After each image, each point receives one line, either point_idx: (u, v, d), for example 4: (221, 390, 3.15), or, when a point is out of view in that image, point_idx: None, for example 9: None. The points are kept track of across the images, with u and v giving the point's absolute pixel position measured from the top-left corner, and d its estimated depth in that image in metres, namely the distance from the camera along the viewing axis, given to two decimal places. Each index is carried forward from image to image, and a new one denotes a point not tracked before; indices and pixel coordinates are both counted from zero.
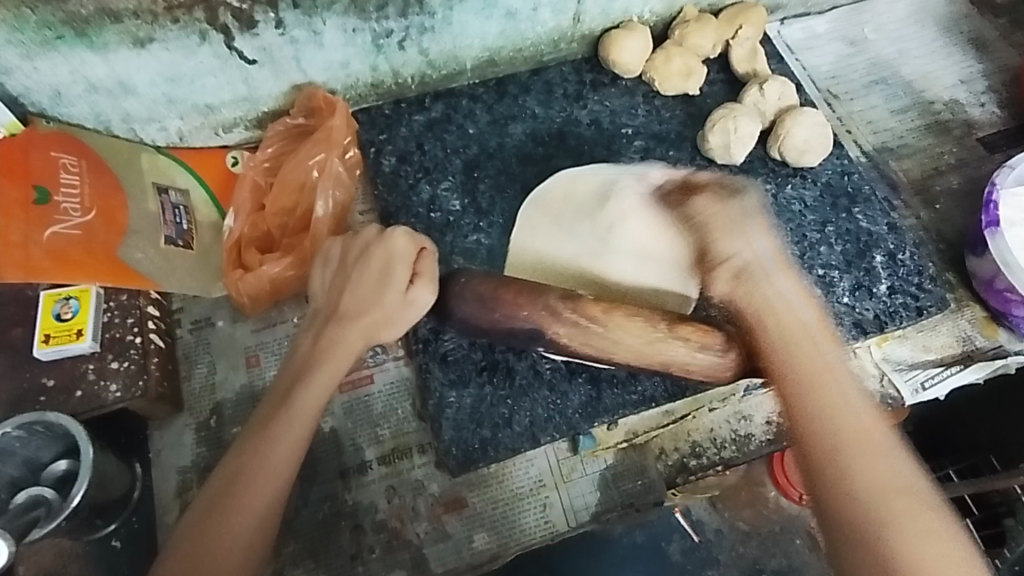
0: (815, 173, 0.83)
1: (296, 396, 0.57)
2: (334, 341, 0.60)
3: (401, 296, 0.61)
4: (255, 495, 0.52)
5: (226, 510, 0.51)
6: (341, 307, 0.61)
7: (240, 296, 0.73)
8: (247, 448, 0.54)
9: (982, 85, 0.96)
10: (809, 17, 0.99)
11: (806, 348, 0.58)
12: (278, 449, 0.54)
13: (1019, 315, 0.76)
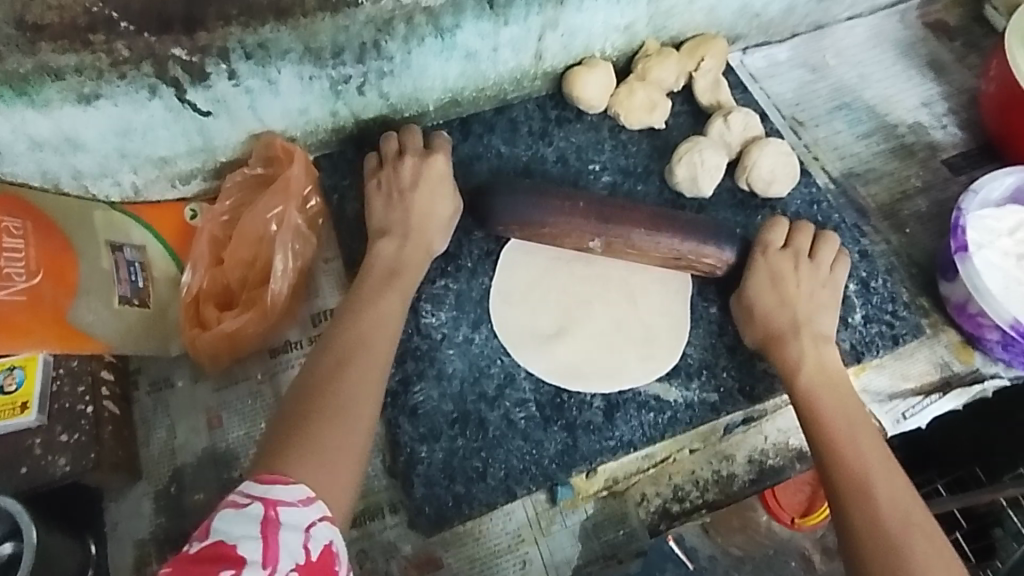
0: (783, 203, 0.82)
1: (370, 325, 0.62)
2: (406, 280, 0.68)
3: (443, 234, 0.72)
4: (351, 398, 0.56)
5: (331, 417, 0.55)
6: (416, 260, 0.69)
7: (198, 354, 0.70)
8: (329, 368, 0.57)
9: (943, 108, 0.97)
10: (770, 45, 1.00)
11: (820, 338, 0.68)
12: (345, 400, 0.56)
13: (993, 339, 0.75)
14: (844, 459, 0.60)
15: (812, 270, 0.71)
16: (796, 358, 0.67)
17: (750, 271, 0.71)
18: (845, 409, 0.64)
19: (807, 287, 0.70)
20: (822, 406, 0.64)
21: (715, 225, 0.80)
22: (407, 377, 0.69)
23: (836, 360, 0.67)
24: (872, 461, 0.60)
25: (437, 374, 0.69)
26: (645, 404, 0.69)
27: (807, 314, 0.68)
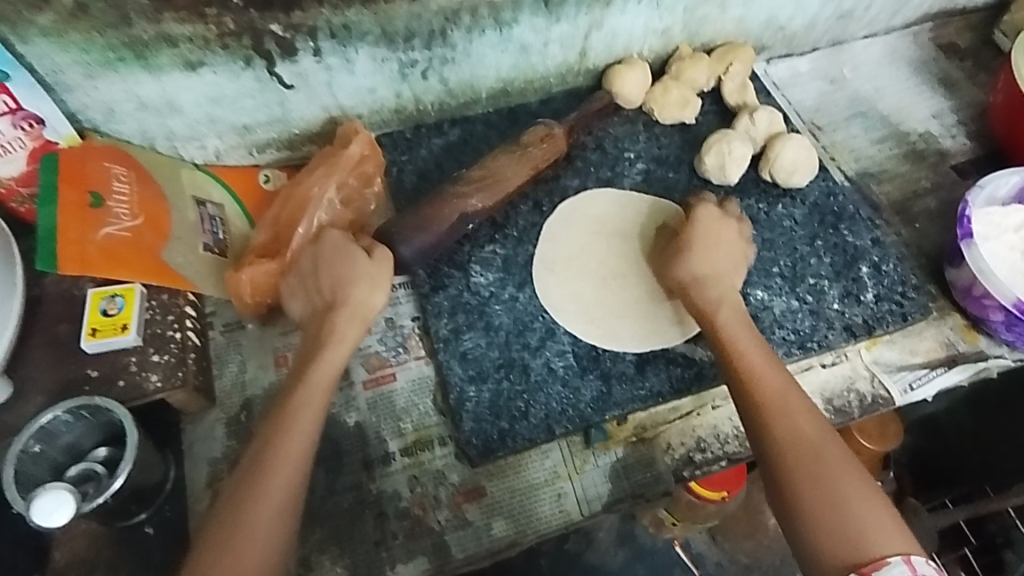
0: (803, 193, 0.90)
1: (294, 417, 0.61)
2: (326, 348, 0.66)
3: (369, 262, 0.71)
4: (272, 488, 0.57)
5: (232, 531, 0.55)
6: (337, 323, 0.68)
7: (243, 296, 0.75)
8: (239, 483, 0.57)
9: (953, 119, 1.05)
10: (791, 57, 1.09)
11: (728, 306, 0.72)
12: (286, 468, 0.58)
13: (997, 320, 0.81)
14: (771, 413, 0.63)
15: (716, 259, 0.75)
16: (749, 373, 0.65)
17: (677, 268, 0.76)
18: (768, 370, 0.66)
19: (711, 258, 0.75)
20: (740, 364, 0.67)
21: (740, 210, 0.88)
22: (458, 327, 0.76)
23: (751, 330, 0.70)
24: (794, 420, 0.62)
25: (486, 326, 0.77)
26: (673, 360, 0.76)
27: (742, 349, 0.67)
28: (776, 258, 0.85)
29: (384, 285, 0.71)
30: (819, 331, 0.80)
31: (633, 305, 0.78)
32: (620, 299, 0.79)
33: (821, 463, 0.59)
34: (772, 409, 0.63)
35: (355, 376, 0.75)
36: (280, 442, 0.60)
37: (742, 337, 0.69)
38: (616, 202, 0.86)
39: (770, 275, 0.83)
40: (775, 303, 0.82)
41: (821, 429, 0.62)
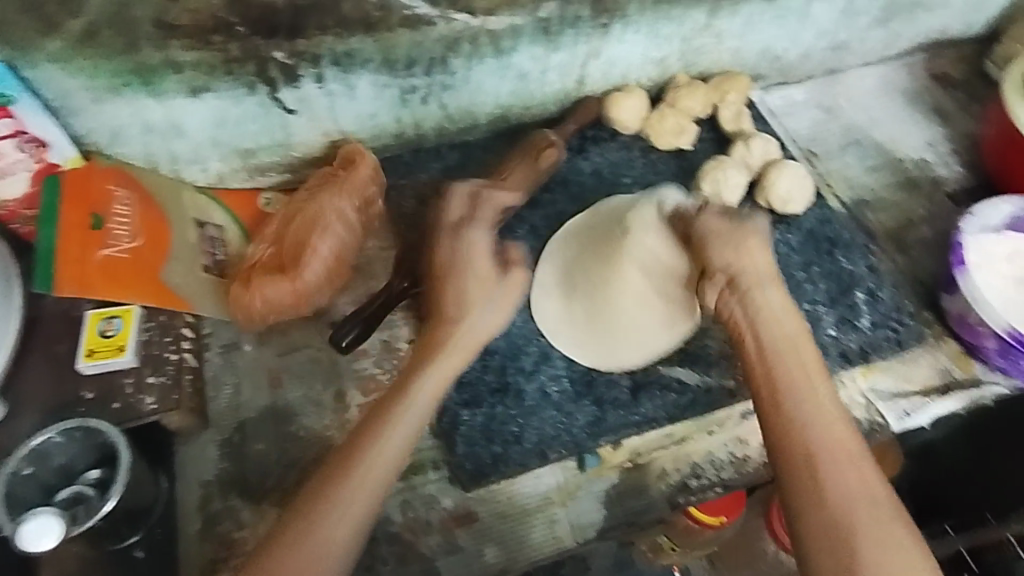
0: (798, 220, 0.91)
1: (374, 437, 0.62)
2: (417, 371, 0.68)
3: (484, 273, 0.74)
4: (351, 506, 0.58)
5: (295, 545, 0.55)
6: (456, 347, 0.71)
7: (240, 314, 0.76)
8: (309, 500, 0.58)
9: (947, 148, 1.07)
10: (788, 86, 1.10)
11: (777, 327, 0.65)
12: (365, 487, 0.59)
13: (990, 347, 0.81)
14: (826, 460, 0.57)
15: (761, 271, 0.68)
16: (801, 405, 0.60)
17: (713, 271, 0.68)
18: (820, 404, 0.60)
19: (754, 265, 0.68)
20: (792, 400, 0.60)
21: None
22: None
23: (807, 358, 0.63)
24: (847, 468, 0.57)
25: (481, 349, 0.77)
26: (667, 386, 0.75)
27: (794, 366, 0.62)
28: None
29: (513, 301, 0.75)
30: None
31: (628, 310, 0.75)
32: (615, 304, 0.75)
33: (872, 507, 0.55)
34: (825, 455, 0.58)
35: (349, 399, 0.75)
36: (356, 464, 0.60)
37: (795, 364, 0.62)
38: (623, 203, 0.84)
39: None
40: None
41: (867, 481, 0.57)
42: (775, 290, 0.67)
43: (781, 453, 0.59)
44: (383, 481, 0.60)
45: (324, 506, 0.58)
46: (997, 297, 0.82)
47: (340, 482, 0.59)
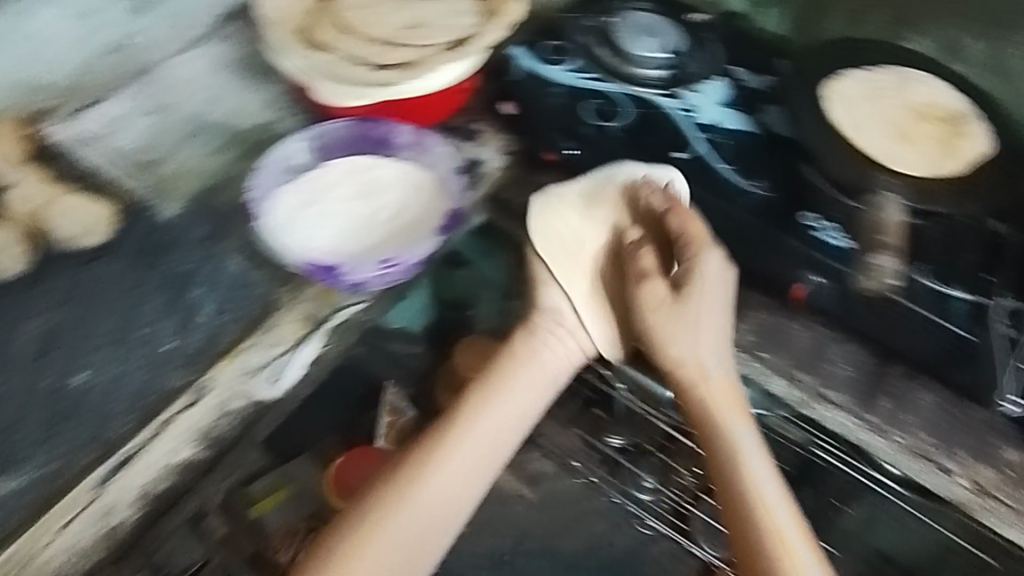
0: (115, 247, 0.87)
1: (442, 464, 0.80)
2: (493, 390, 0.87)
3: (639, 260, 0.89)
4: (392, 552, 0.76)
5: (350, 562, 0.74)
6: (526, 366, 0.89)
7: None
8: (358, 544, 0.74)
9: (286, 99, 1.02)
10: (104, 103, 0.98)
11: (710, 392, 0.83)
12: (412, 519, 0.77)
13: (318, 272, 0.85)
14: (761, 512, 0.75)
15: (582, 312, 0.92)
16: (722, 443, 0.80)
17: (671, 364, 0.85)
18: (741, 432, 0.81)
19: (701, 350, 0.84)
20: (718, 442, 0.80)
21: (49, 296, 0.82)
22: None
23: (726, 376, 0.84)
24: (769, 509, 0.75)
25: None
26: None
27: (719, 410, 0.82)
28: (94, 330, 0.81)
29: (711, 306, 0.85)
30: (160, 378, 0.79)
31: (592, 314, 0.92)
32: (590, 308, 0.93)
33: (788, 514, 0.76)
34: (744, 519, 0.76)
35: None
36: (408, 501, 0.78)
37: (709, 391, 0.83)
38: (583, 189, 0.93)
39: (92, 352, 0.80)
40: (101, 377, 0.78)
41: (782, 496, 0.77)
42: (712, 249, 0.86)
43: (711, 448, 0.81)
44: (445, 508, 0.79)
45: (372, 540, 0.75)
46: (312, 226, 0.89)
47: (398, 510, 0.77)
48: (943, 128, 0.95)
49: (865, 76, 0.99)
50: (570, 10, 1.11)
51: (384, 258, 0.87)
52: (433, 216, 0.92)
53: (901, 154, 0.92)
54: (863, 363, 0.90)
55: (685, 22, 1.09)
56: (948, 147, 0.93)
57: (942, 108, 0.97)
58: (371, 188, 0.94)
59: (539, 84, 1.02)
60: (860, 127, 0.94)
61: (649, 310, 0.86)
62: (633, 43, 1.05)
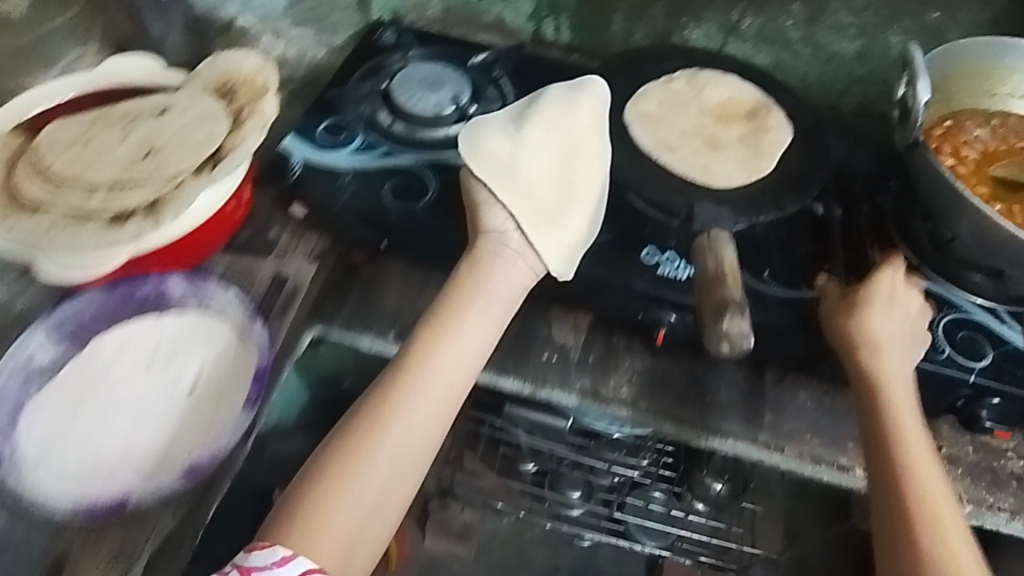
0: None
1: (402, 407, 0.69)
2: (447, 324, 0.74)
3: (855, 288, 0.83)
4: (375, 482, 0.66)
5: (322, 506, 0.64)
6: (475, 295, 0.76)
7: None
8: (322, 489, 0.65)
9: (16, 273, 0.82)
10: None
11: (898, 372, 0.76)
12: (388, 442, 0.67)
13: (104, 503, 0.68)
14: (928, 509, 0.68)
15: (527, 232, 0.80)
16: (913, 431, 0.73)
17: (847, 342, 0.78)
18: (920, 446, 0.72)
19: (899, 348, 0.77)
20: (904, 428, 0.73)
21: None
22: None
23: (909, 389, 0.76)
24: (936, 523, 0.67)
25: None
26: None
27: (903, 416, 0.74)
28: None
29: (880, 316, 0.78)
30: None
31: (545, 227, 0.81)
32: (540, 223, 0.81)
33: (957, 531, 0.68)
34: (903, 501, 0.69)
35: None
36: (373, 451, 0.67)
37: (896, 389, 0.75)
38: (507, 120, 0.86)
39: None
40: None
41: (952, 510, 0.69)
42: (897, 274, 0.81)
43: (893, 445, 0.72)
44: (412, 451, 0.68)
45: (346, 468, 0.66)
46: (83, 438, 0.71)
47: (358, 458, 0.66)
48: (747, 125, 0.93)
49: (661, 88, 0.95)
50: (334, 82, 0.98)
51: (188, 459, 0.71)
52: (239, 382, 0.76)
53: (717, 162, 0.88)
54: (736, 381, 0.89)
55: (469, 67, 1.00)
56: (758, 145, 0.90)
57: (740, 104, 0.96)
58: (155, 358, 0.77)
59: (327, 176, 0.88)
60: (671, 145, 0.89)
61: (829, 305, 0.81)
62: (417, 100, 0.94)
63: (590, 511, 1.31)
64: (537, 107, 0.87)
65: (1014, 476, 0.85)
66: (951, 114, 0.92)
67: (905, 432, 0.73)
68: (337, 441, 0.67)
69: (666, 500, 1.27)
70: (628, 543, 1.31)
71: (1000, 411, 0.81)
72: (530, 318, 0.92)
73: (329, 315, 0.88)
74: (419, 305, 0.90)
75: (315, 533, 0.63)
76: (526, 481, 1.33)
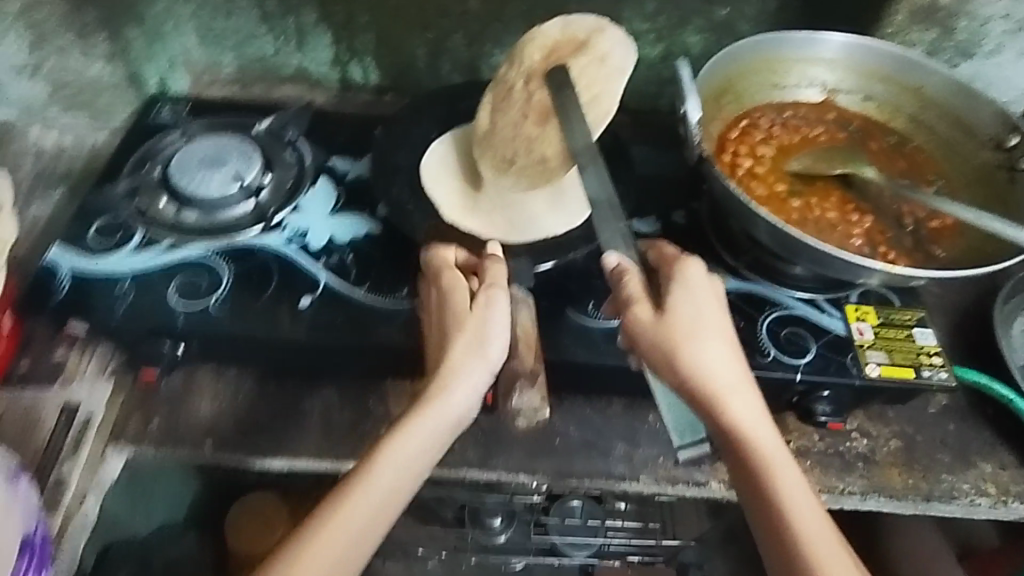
0: None
1: (382, 466, 0.62)
2: (432, 394, 0.65)
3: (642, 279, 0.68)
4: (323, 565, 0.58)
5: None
6: (464, 361, 0.66)
7: None
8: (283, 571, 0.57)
9: None
10: None
11: (732, 375, 0.66)
12: (347, 523, 0.60)
13: None
14: (777, 487, 0.63)
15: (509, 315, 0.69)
16: (754, 429, 0.65)
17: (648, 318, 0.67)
18: (763, 432, 0.65)
19: (699, 322, 0.67)
20: (752, 428, 0.65)
21: None
22: None
23: (734, 366, 0.67)
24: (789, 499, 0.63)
25: None
26: None
27: (745, 416, 0.65)
28: None
29: (680, 300, 0.68)
30: None
31: (503, 320, 0.69)
32: (500, 314, 0.69)
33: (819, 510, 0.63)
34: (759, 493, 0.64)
35: None
36: (350, 513, 0.60)
37: (729, 378, 0.66)
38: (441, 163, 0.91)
39: None
40: None
41: (800, 483, 0.64)
42: (693, 277, 0.70)
43: (743, 443, 0.64)
44: (367, 535, 0.61)
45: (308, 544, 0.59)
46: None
47: (300, 565, 0.58)
48: (574, 59, 0.83)
49: (487, 94, 0.89)
50: (98, 179, 0.90)
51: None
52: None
53: (553, 144, 0.83)
54: (585, 419, 0.86)
55: (256, 136, 0.94)
56: (586, 90, 0.82)
57: (559, 38, 0.85)
58: None
59: (102, 287, 0.78)
60: (509, 157, 0.86)
61: (633, 303, 0.67)
62: (197, 182, 0.86)
63: (516, 536, 1.29)
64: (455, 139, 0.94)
65: (860, 457, 0.86)
66: (744, 113, 0.92)
67: (750, 432, 0.65)
68: (316, 519, 0.60)
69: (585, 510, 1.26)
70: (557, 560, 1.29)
71: (833, 402, 0.82)
72: (363, 393, 0.85)
73: (127, 438, 0.79)
74: (235, 409, 0.82)
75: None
76: (452, 520, 1.31)
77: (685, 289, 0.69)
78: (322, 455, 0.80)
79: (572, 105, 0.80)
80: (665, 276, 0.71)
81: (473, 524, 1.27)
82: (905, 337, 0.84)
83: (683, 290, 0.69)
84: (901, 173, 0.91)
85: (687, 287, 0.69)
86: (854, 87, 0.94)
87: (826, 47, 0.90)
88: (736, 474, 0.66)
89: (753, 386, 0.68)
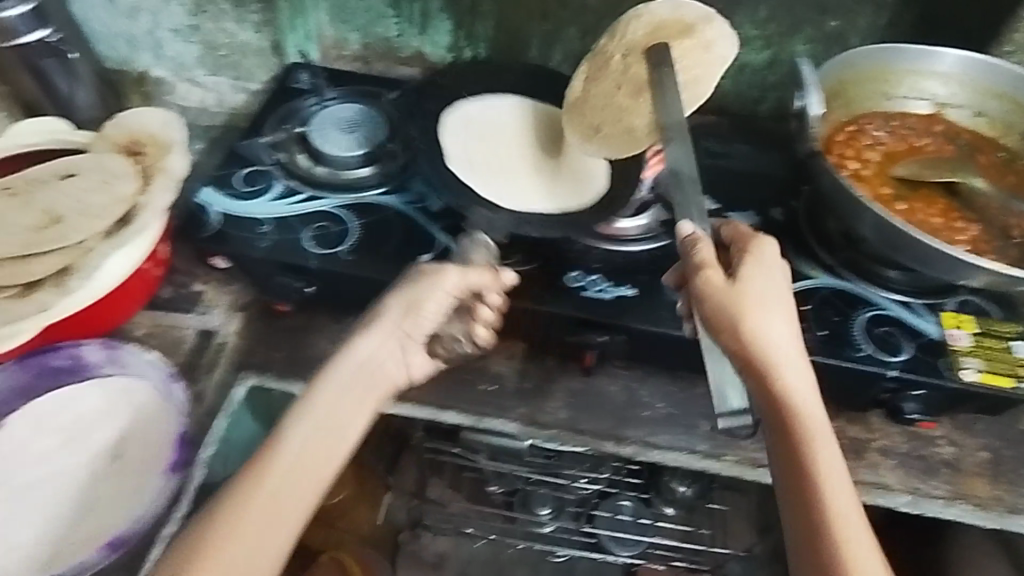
0: None
1: (287, 451, 0.66)
2: (326, 391, 0.70)
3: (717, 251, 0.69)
4: (250, 536, 0.62)
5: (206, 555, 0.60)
6: (357, 371, 0.73)
7: None
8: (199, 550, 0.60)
9: None
10: None
11: (790, 357, 0.68)
12: (268, 502, 0.63)
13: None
14: (819, 473, 0.65)
15: (420, 316, 0.76)
16: (808, 411, 0.67)
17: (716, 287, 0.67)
18: (815, 416, 0.67)
19: (765, 302, 0.69)
20: (804, 410, 0.67)
21: None
22: None
23: (793, 348, 0.69)
24: (829, 484, 0.65)
25: None
26: None
27: (800, 399, 0.67)
28: None
29: (754, 279, 0.70)
30: None
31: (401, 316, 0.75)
32: (401, 308, 0.75)
33: (852, 501, 0.65)
34: (799, 475, 0.65)
35: None
36: (264, 491, 0.64)
37: (787, 359, 0.68)
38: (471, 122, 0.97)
39: None
40: None
41: (840, 471, 0.66)
42: (766, 260, 0.72)
43: (791, 424, 0.66)
44: (285, 516, 0.64)
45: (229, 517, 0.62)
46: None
47: (217, 550, 0.60)
48: (677, 41, 0.85)
49: (582, 64, 0.91)
50: (243, 132, 0.99)
51: (93, 539, 0.71)
52: (153, 451, 0.76)
53: (644, 117, 0.86)
54: (671, 396, 0.90)
55: (385, 106, 1.02)
56: (686, 72, 0.86)
57: (669, 16, 0.85)
58: (83, 423, 0.77)
59: (246, 225, 0.87)
60: (595, 124, 0.89)
61: (707, 270, 0.67)
62: (334, 142, 0.95)
63: (563, 524, 1.32)
64: (493, 101, 1.01)
65: (944, 463, 0.87)
66: (852, 119, 0.95)
67: (804, 414, 0.67)
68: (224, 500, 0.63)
69: (635, 506, 1.28)
70: (602, 556, 1.31)
71: (923, 402, 0.83)
72: None
73: (256, 362, 0.86)
74: None
75: (243, 520, 0.62)
76: (501, 502, 1.35)
77: (759, 265, 0.71)
78: (424, 401, 0.87)
79: (670, 84, 0.81)
80: (742, 252, 0.73)
81: (522, 509, 1.32)
82: (1001, 347, 0.85)
83: (757, 266, 0.71)
84: (1010, 190, 0.91)
85: (762, 263, 0.71)
86: (966, 103, 0.95)
87: (941, 62, 0.92)
88: (775, 450, 0.68)
89: (807, 370, 0.69)
